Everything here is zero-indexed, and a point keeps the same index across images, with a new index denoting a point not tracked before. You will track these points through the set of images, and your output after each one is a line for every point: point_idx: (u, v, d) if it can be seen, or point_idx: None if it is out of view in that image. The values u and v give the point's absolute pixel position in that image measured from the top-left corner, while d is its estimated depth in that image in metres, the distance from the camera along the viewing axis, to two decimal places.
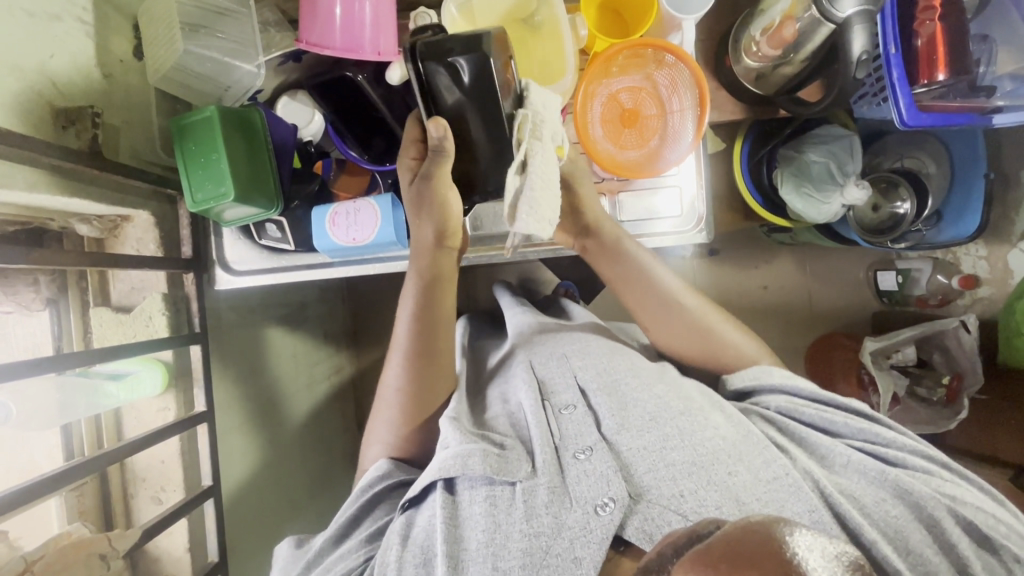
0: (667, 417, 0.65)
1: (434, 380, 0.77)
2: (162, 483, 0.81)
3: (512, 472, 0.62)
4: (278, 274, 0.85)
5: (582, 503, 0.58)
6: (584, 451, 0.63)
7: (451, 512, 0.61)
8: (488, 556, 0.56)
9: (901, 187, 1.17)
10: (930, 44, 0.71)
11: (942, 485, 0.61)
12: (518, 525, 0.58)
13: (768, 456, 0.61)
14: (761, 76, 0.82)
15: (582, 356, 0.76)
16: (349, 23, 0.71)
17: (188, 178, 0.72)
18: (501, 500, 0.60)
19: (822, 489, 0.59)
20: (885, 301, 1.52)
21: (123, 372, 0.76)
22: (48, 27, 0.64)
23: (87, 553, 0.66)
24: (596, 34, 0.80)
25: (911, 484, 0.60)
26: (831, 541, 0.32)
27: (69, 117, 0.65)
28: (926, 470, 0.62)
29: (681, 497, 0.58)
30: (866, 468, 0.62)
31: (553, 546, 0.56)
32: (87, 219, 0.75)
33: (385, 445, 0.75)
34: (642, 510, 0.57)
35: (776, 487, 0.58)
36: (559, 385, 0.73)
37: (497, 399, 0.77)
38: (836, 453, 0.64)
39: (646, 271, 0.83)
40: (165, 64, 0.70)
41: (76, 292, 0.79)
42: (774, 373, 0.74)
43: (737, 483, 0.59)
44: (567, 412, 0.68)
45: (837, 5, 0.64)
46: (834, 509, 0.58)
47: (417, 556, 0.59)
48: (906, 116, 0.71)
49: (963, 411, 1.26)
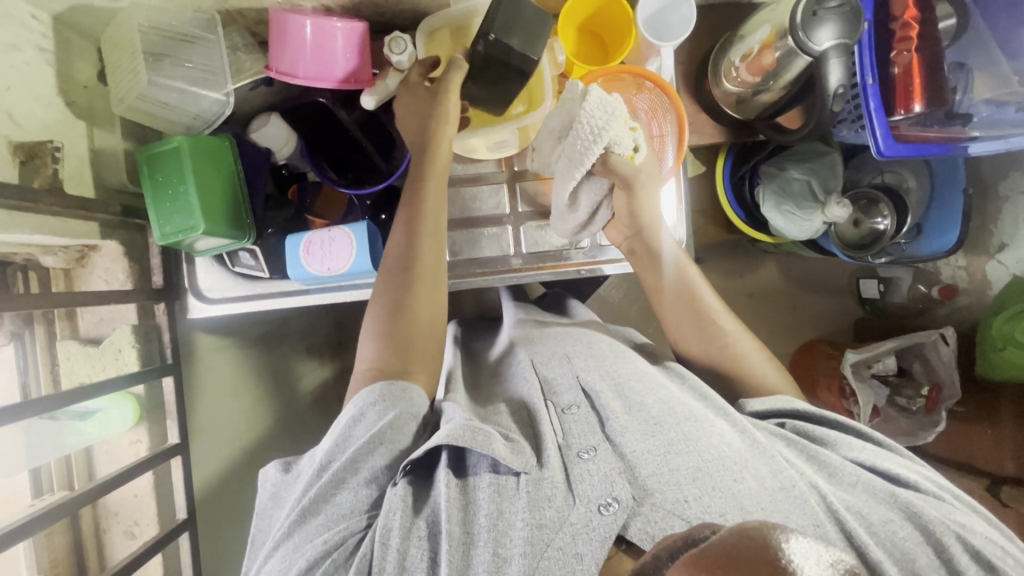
0: (673, 422, 0.62)
1: (432, 284, 0.71)
2: (135, 517, 0.80)
3: (519, 462, 0.58)
4: (252, 302, 0.83)
5: (585, 501, 0.55)
6: (588, 452, 0.59)
7: (461, 496, 0.58)
8: (490, 539, 0.54)
9: (881, 204, 1.19)
10: (907, 74, 0.70)
11: (953, 512, 0.58)
12: (522, 514, 0.55)
13: (775, 465, 0.59)
14: (741, 101, 0.82)
15: (586, 358, 0.73)
16: (321, 50, 0.69)
17: (154, 210, 0.70)
18: (508, 488, 0.57)
19: (830, 505, 0.56)
20: (866, 310, 1.57)
21: (92, 410, 0.75)
22: (5, 58, 0.61)
23: None
24: (574, 59, 0.79)
25: (921, 508, 0.57)
26: (828, 546, 0.30)
27: (29, 151, 0.63)
28: (938, 495, 0.59)
29: (685, 503, 0.55)
30: (875, 487, 0.60)
31: (555, 540, 0.53)
32: (52, 250, 0.73)
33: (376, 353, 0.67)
34: (645, 513, 0.55)
35: (781, 496, 0.56)
36: (561, 386, 0.69)
37: (494, 395, 0.75)
38: (845, 471, 0.61)
39: (687, 281, 0.79)
40: (129, 94, 0.67)
41: (42, 324, 0.77)
42: (795, 402, 0.70)
43: (742, 490, 0.56)
44: (570, 413, 0.65)
45: (814, 39, 0.64)
46: (840, 523, 0.55)
47: (424, 529, 0.55)
48: (882, 146, 0.70)
49: (941, 423, 1.27)
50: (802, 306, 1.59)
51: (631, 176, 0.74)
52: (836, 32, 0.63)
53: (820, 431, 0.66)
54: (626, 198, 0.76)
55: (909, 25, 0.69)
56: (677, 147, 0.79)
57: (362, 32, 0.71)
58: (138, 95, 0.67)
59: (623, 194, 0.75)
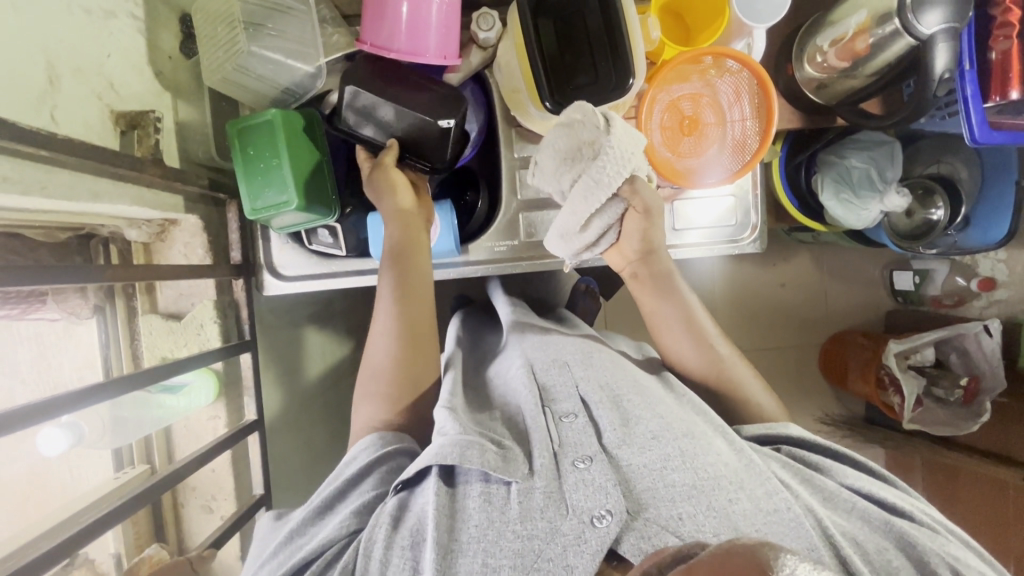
0: (670, 437, 0.59)
1: (418, 336, 0.72)
2: (212, 492, 0.80)
3: (509, 471, 0.57)
4: (326, 279, 0.82)
5: (577, 513, 0.53)
6: (584, 460, 0.57)
7: (449, 503, 0.56)
8: (478, 551, 0.52)
9: (936, 195, 1.19)
10: (1006, 60, 0.70)
11: (948, 544, 0.55)
12: (512, 525, 0.53)
13: (771, 487, 0.56)
14: (822, 85, 0.80)
15: (585, 365, 0.70)
16: (415, 25, 0.69)
17: (245, 184, 0.70)
18: (497, 498, 0.56)
19: (824, 527, 0.53)
20: (898, 301, 1.58)
21: (178, 382, 0.74)
22: (105, 24, 0.60)
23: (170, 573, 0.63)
24: (666, 40, 0.78)
25: (917, 538, 0.54)
26: (821, 569, 0.31)
27: (130, 121, 0.62)
28: (934, 527, 0.56)
29: (679, 520, 0.53)
30: (871, 515, 0.56)
31: (546, 551, 0.51)
32: (135, 223, 0.71)
33: (382, 401, 0.69)
34: (639, 528, 0.52)
35: (778, 518, 0.53)
36: (559, 393, 0.67)
37: (497, 399, 0.72)
38: (841, 496, 0.58)
39: (690, 311, 0.77)
40: (225, 66, 0.68)
41: (122, 297, 0.76)
42: (790, 427, 0.67)
43: (737, 511, 0.53)
44: (567, 421, 0.62)
45: (922, 22, 0.63)
46: (836, 548, 0.52)
47: (407, 539, 0.54)
48: (976, 134, 0.71)
49: (985, 413, 1.28)
50: (834, 298, 1.59)
51: (653, 204, 0.73)
52: (945, 15, 0.63)
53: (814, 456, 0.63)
54: (642, 221, 0.74)
55: (1012, 10, 0.68)
56: (760, 132, 0.78)
57: (456, 8, 0.71)
58: (234, 66, 0.68)
59: (637, 217, 0.74)
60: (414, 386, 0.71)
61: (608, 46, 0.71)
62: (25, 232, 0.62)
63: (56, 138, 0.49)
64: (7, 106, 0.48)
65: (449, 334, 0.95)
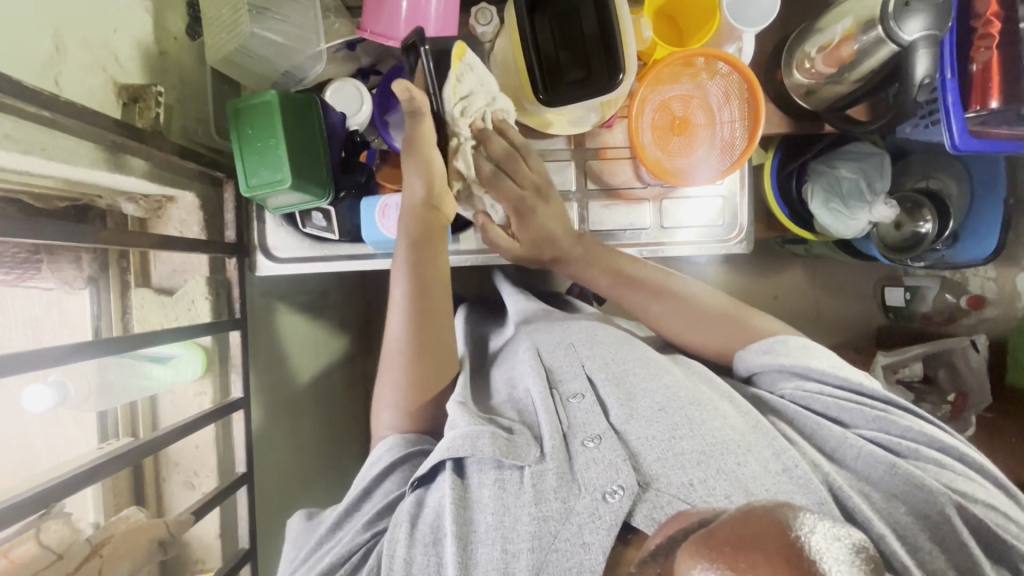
0: (677, 405, 0.61)
1: (437, 340, 0.72)
2: (195, 468, 0.80)
3: (521, 456, 0.57)
4: (319, 263, 0.84)
5: (590, 490, 0.54)
6: (593, 439, 0.58)
7: (461, 494, 0.57)
8: (498, 538, 0.53)
9: (924, 209, 1.17)
10: (986, 70, 0.72)
11: (955, 480, 0.56)
12: (527, 509, 0.54)
13: (778, 447, 0.57)
14: (810, 92, 0.82)
15: (590, 345, 0.72)
16: (416, 16, 0.73)
17: (243, 163, 0.72)
18: (511, 484, 0.56)
19: (831, 482, 0.55)
20: (889, 318, 1.53)
21: (165, 354, 0.75)
22: (113, 0, 0.62)
23: (148, 537, 0.64)
24: (658, 41, 0.80)
25: (922, 478, 0.54)
26: (838, 526, 0.34)
27: (132, 94, 0.64)
28: (942, 463, 0.57)
29: (690, 487, 0.53)
30: (878, 460, 0.57)
31: (562, 532, 0.52)
32: (133, 198, 0.73)
33: (398, 409, 0.70)
34: (651, 499, 0.53)
35: (785, 478, 0.54)
36: (565, 374, 0.69)
37: (503, 385, 0.73)
38: (848, 445, 0.59)
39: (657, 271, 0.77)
40: (227, 47, 0.70)
41: (116, 271, 0.77)
42: (794, 362, 0.66)
43: (746, 473, 0.55)
44: (575, 401, 0.64)
45: (904, 28, 0.65)
46: (841, 501, 0.54)
47: (427, 536, 0.55)
48: (956, 140, 0.72)
49: (973, 428, 1.28)
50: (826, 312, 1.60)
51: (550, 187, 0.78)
52: (926, 23, 0.65)
53: (819, 402, 0.63)
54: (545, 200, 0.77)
55: (992, 22, 0.71)
56: (747, 134, 0.79)
57: (455, 5, 0.75)
58: (236, 47, 0.70)
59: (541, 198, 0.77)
60: (434, 382, 0.71)
61: (599, 42, 0.73)
62: (25, 197, 0.63)
63: (56, 101, 0.51)
64: (11, 69, 0.50)
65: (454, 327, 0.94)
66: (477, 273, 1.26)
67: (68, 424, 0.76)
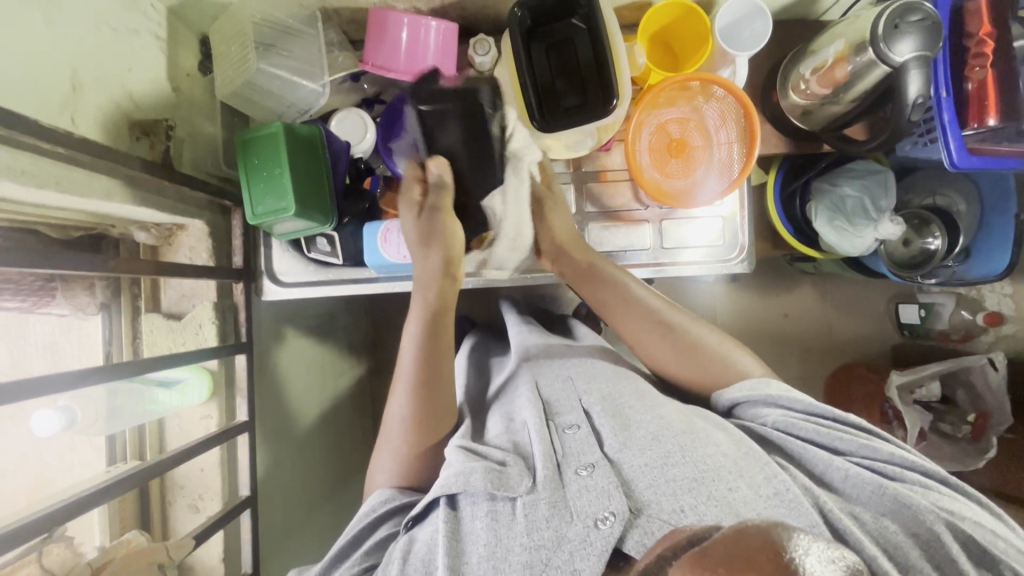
0: (668, 434, 0.61)
1: (441, 404, 0.72)
2: (200, 492, 0.81)
3: (511, 487, 0.57)
4: (324, 287, 0.86)
5: (581, 517, 0.53)
6: (587, 468, 0.58)
7: (453, 526, 0.57)
8: (489, 568, 0.52)
9: (932, 224, 1.15)
10: (982, 88, 0.72)
11: (941, 499, 0.55)
12: (519, 539, 0.53)
13: (770, 471, 0.56)
14: (807, 112, 0.84)
15: (588, 379, 0.74)
16: (413, 48, 0.77)
17: (249, 191, 0.74)
18: (504, 514, 0.56)
19: (821, 504, 0.54)
20: (904, 335, 1.45)
21: (172, 378, 0.77)
22: (128, 41, 0.66)
23: (149, 560, 0.65)
24: (652, 66, 0.82)
25: (910, 497, 0.53)
26: (829, 545, 0.32)
27: (143, 129, 0.67)
28: (926, 483, 0.56)
29: (682, 513, 0.52)
30: (864, 482, 0.55)
31: (554, 558, 0.51)
32: (145, 226, 0.75)
33: (396, 463, 0.70)
34: (642, 525, 0.52)
35: (776, 503, 0.53)
36: (563, 407, 0.69)
37: (499, 417, 0.73)
38: (835, 468, 0.57)
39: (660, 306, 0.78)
40: (236, 81, 0.75)
41: (127, 296, 0.80)
42: (772, 386, 0.67)
43: (738, 498, 0.53)
44: (570, 432, 0.64)
45: (895, 49, 0.66)
46: (830, 523, 0.53)
47: (419, 569, 0.54)
48: (955, 158, 0.73)
49: (992, 450, 1.21)
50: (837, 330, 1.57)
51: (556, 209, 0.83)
52: (915, 45, 0.66)
53: (808, 429, 0.61)
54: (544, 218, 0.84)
55: (985, 41, 0.71)
56: (744, 153, 0.80)
57: (452, 36, 0.78)
58: (243, 82, 0.75)
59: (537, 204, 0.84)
60: (432, 434, 0.71)
61: (594, 67, 0.75)
62: (43, 228, 0.66)
63: (71, 137, 0.54)
64: (31, 108, 0.53)
65: (457, 363, 0.94)
66: (483, 295, 1.26)
67: (78, 446, 0.77)
